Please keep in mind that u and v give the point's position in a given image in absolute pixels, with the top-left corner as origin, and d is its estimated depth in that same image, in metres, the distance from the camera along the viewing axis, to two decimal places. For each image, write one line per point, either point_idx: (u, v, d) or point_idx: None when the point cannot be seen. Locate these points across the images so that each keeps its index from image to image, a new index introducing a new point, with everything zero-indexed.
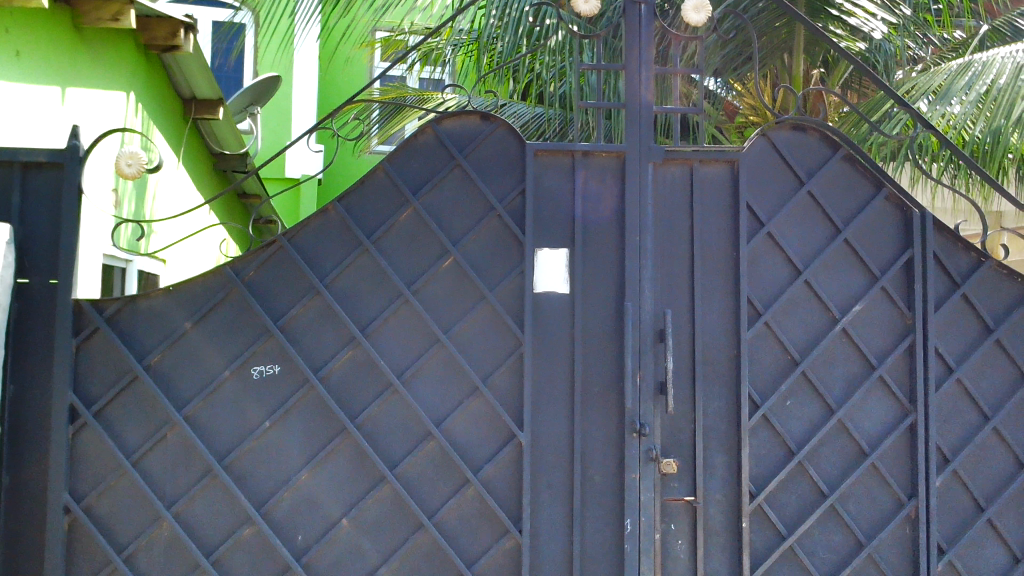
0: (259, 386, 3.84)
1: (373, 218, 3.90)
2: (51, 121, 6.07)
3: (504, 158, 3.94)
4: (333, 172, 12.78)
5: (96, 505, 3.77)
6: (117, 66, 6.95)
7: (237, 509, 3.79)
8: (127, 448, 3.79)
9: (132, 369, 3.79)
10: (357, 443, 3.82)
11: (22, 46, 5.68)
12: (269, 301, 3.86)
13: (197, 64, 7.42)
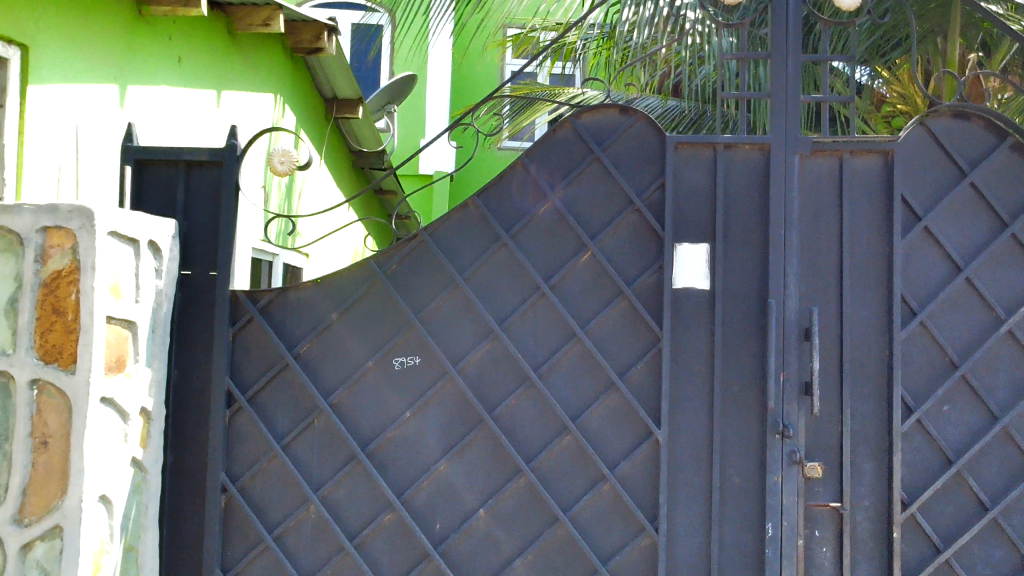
0: (400, 376, 3.94)
1: (511, 213, 3.94)
2: (207, 122, 6.50)
3: (644, 151, 3.89)
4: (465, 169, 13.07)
5: (250, 485, 3.98)
6: (267, 69, 7.33)
7: (379, 495, 3.92)
8: (278, 433, 3.97)
9: (283, 358, 3.97)
10: (493, 434, 3.86)
11: (183, 52, 6.12)
12: (411, 294, 3.95)
13: (338, 64, 7.73)
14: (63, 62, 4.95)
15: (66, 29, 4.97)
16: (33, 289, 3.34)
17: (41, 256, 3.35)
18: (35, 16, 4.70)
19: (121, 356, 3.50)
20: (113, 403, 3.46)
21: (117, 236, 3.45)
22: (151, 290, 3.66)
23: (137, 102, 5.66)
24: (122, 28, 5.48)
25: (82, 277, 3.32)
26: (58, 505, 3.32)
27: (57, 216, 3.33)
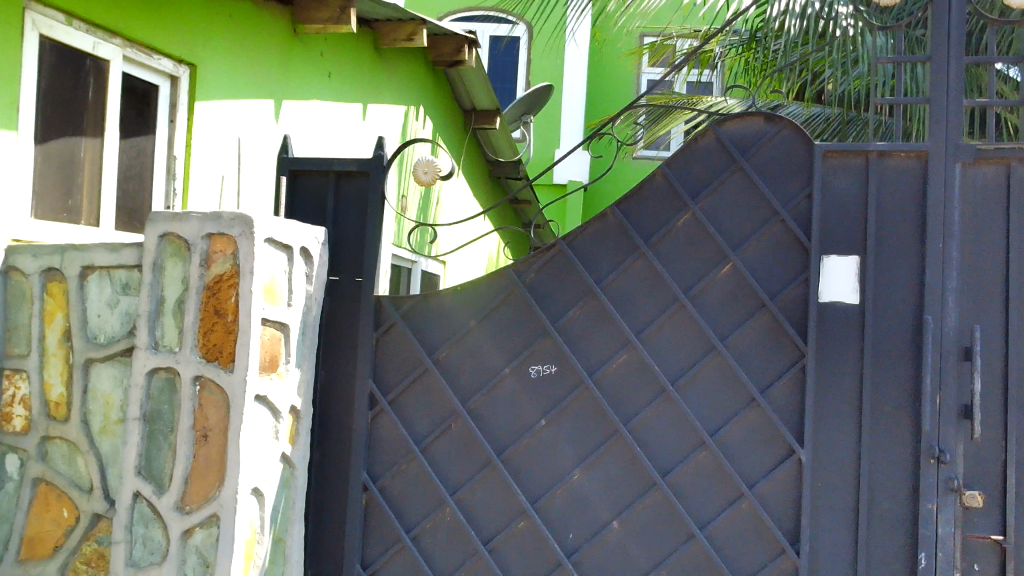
0: (537, 384, 3.97)
1: (650, 223, 3.90)
2: (353, 134, 6.78)
3: (790, 160, 3.77)
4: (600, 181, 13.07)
5: (389, 485, 4.10)
6: (411, 82, 7.57)
7: (514, 501, 3.95)
8: (417, 435, 4.07)
9: (423, 363, 4.07)
10: (628, 445, 3.83)
11: (333, 68, 6.42)
12: (548, 303, 3.98)
13: (478, 76, 7.90)
14: (226, 80, 5.29)
15: (229, 48, 5.31)
16: (198, 291, 3.57)
17: (205, 260, 3.58)
18: (200, 37, 5.06)
19: (275, 356, 3.70)
20: (266, 401, 3.65)
21: (273, 243, 3.64)
22: (302, 294, 3.85)
23: (291, 116, 5.98)
24: (278, 47, 5.79)
25: (241, 281, 3.52)
26: (215, 495, 3.53)
27: (220, 223, 3.55)
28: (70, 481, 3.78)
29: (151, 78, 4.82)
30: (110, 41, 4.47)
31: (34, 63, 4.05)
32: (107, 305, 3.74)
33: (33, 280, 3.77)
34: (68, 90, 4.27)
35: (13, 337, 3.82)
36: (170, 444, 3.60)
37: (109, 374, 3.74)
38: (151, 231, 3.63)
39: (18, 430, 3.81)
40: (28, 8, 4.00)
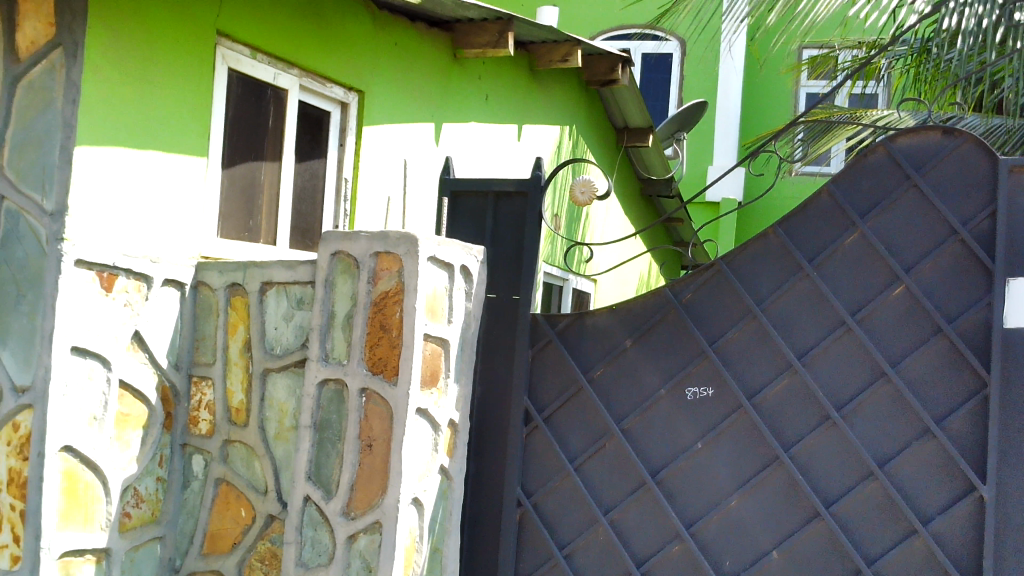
0: (693, 406, 3.90)
1: (814, 243, 3.77)
2: (509, 154, 6.93)
3: (971, 176, 3.55)
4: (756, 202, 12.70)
5: (543, 502, 4.13)
6: (566, 102, 7.64)
7: (668, 524, 3.89)
8: (571, 454, 4.09)
9: (578, 381, 4.09)
10: (789, 473, 3.71)
11: (491, 90, 6.59)
12: (706, 324, 3.91)
13: (631, 93, 7.88)
14: (391, 105, 5.55)
15: (394, 75, 5.57)
16: (365, 307, 3.75)
17: (372, 278, 3.75)
18: (369, 65, 5.35)
19: (435, 371, 3.82)
20: (426, 415, 3.78)
21: (435, 261, 3.77)
22: (462, 311, 3.96)
23: (451, 138, 6.20)
24: (439, 72, 6.01)
25: (405, 297, 3.66)
26: (378, 502, 3.67)
27: (387, 243, 3.72)
28: (248, 482, 4.04)
29: (324, 105, 5.13)
30: (289, 72, 4.80)
31: (223, 94, 4.42)
32: (283, 318, 3.99)
33: (219, 295, 4.10)
34: (252, 118, 4.61)
35: (201, 347, 4.15)
36: (338, 452, 3.78)
37: (285, 384, 3.98)
38: (324, 250, 3.85)
39: (203, 432, 4.12)
40: (219, 44, 4.38)
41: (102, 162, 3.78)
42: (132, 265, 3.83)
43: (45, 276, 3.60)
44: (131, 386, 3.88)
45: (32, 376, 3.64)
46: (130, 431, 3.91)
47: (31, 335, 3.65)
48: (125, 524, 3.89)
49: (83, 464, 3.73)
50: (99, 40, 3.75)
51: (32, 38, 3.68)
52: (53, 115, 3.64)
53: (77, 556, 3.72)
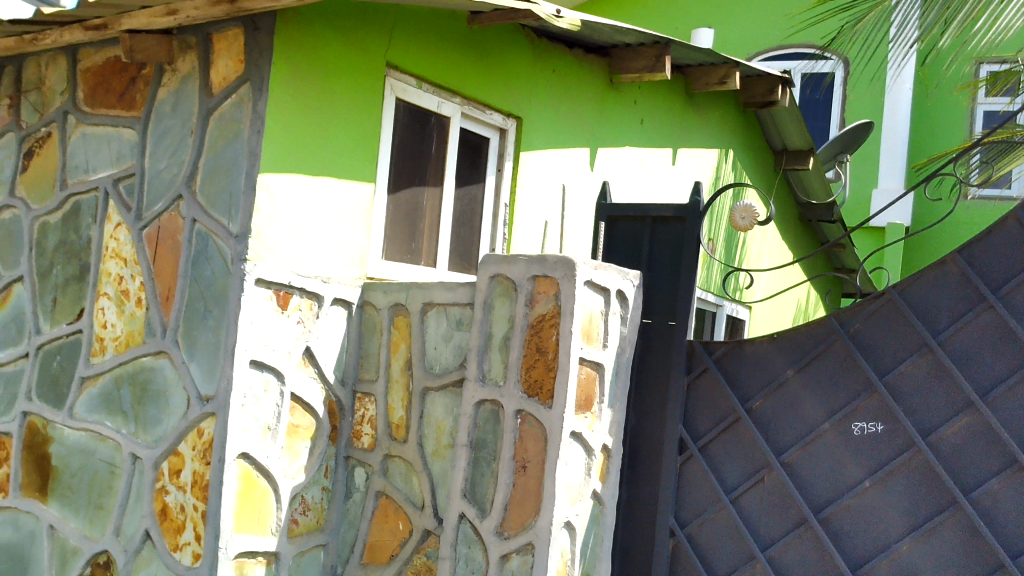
0: (861, 442, 3.73)
1: (999, 271, 3.55)
2: (665, 179, 6.85)
3: None
4: (930, 232, 11.86)
5: (697, 533, 4.04)
6: (723, 125, 7.49)
7: (832, 566, 3.71)
8: (728, 486, 3.98)
9: (735, 411, 3.99)
10: (969, 518, 3.47)
11: (646, 114, 6.56)
12: (876, 355, 3.74)
13: (791, 114, 7.64)
14: (548, 131, 5.63)
15: (551, 101, 5.65)
16: (522, 329, 3.80)
17: (530, 301, 3.81)
18: (527, 91, 5.45)
19: (589, 396, 3.83)
20: (580, 439, 3.78)
21: (592, 285, 3.79)
22: (617, 335, 3.95)
23: (606, 164, 6.21)
24: (595, 97, 6.05)
25: (561, 320, 3.70)
26: (531, 524, 3.70)
27: (545, 266, 3.76)
28: (406, 497, 4.17)
29: (484, 131, 5.26)
30: (452, 100, 4.95)
31: (390, 122, 4.61)
32: (443, 338, 4.11)
33: (383, 314, 4.29)
34: (417, 145, 4.80)
35: (366, 363, 4.34)
36: (492, 471, 3.84)
37: (443, 403, 4.10)
38: (483, 273, 3.94)
39: (366, 446, 4.29)
40: (389, 75, 4.58)
41: (282, 188, 4.06)
42: (305, 285, 4.10)
43: (229, 293, 3.94)
44: (301, 399, 4.12)
45: (215, 386, 3.94)
46: (300, 441, 4.14)
47: (215, 348, 3.97)
48: (293, 530, 4.11)
49: (258, 471, 3.98)
50: (283, 75, 4.05)
51: (224, 74, 4.15)
52: (239, 145, 4.03)
53: (250, 558, 3.97)
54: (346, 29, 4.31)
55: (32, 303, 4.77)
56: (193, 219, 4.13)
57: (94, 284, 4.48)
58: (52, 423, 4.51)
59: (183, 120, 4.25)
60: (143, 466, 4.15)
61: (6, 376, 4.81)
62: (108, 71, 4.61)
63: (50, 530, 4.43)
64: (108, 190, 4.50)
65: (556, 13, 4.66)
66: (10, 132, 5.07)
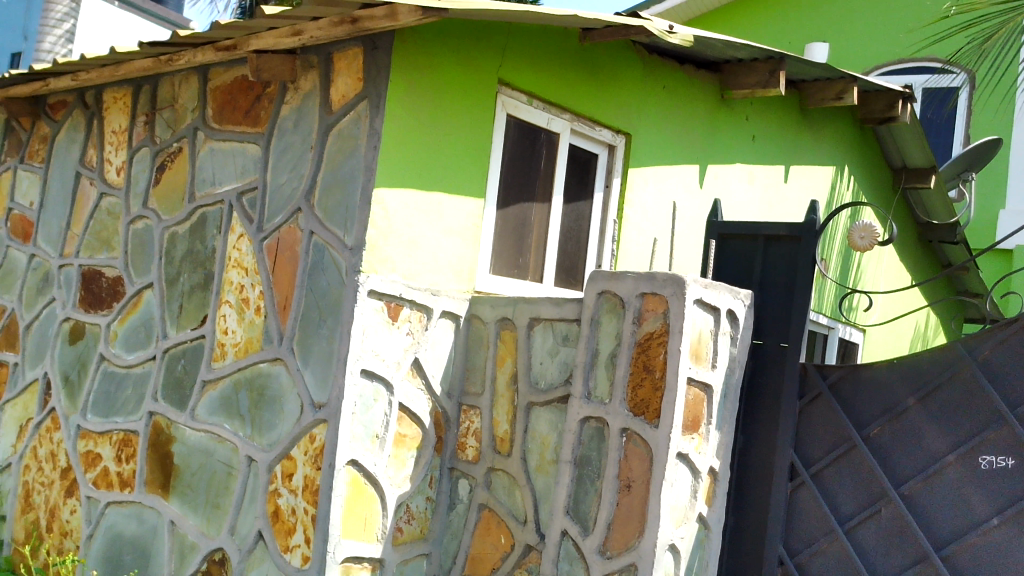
0: (987, 476, 3.62)
1: None
2: (777, 197, 6.67)
3: None
4: None
5: (808, 563, 3.96)
6: (840, 142, 7.26)
7: None
8: (841, 516, 3.91)
9: (851, 438, 3.90)
10: None
11: (758, 130, 6.42)
12: (1007, 386, 3.61)
13: (913, 130, 7.33)
14: (657, 147, 5.59)
15: (661, 117, 5.61)
16: (630, 347, 3.77)
17: (638, 318, 3.77)
18: (637, 108, 5.42)
19: (697, 416, 3.75)
20: (687, 460, 3.71)
21: (702, 303, 3.73)
22: (726, 356, 3.87)
23: (717, 181, 6.11)
24: (706, 113, 5.97)
25: (670, 339, 3.65)
26: (635, 545, 3.64)
27: (654, 283, 3.72)
28: (509, 511, 4.19)
29: (593, 147, 5.27)
30: (562, 116, 4.98)
31: (500, 138, 4.66)
32: (549, 353, 4.12)
33: (490, 327, 4.33)
34: (526, 161, 4.84)
35: (472, 376, 4.39)
36: (596, 489, 3.81)
37: (548, 418, 4.10)
38: (591, 289, 3.93)
39: (471, 458, 4.33)
40: (500, 92, 4.64)
41: (397, 202, 4.17)
42: (415, 297, 4.19)
43: (343, 304, 4.06)
44: (409, 410, 4.20)
45: (327, 394, 4.06)
46: (406, 451, 4.21)
47: (328, 357, 4.08)
48: (398, 537, 4.18)
49: (365, 478, 4.07)
50: (400, 92, 4.16)
51: (344, 92, 4.29)
52: (356, 160, 4.16)
53: (356, 563, 4.05)
54: (460, 46, 4.39)
55: (160, 308, 5.03)
56: (310, 232, 4.28)
57: (217, 292, 4.69)
58: (175, 423, 4.74)
59: (304, 136, 4.42)
60: (258, 469, 4.31)
61: (135, 377, 5.08)
62: (235, 89, 4.84)
63: (171, 526, 4.64)
64: (232, 203, 4.72)
65: (669, 29, 4.64)
66: (145, 147, 5.38)
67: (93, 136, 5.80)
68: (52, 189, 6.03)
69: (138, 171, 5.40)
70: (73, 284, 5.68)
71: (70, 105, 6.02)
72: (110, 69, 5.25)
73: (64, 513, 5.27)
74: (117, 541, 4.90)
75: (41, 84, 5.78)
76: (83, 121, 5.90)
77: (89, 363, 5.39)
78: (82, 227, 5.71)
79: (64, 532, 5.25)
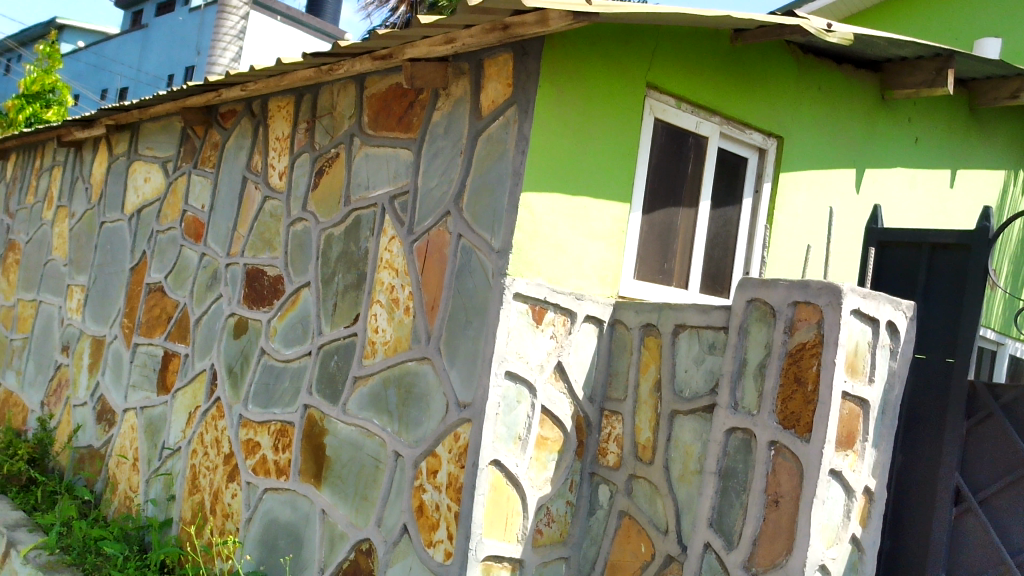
0: None
1: None
2: (943, 203, 6.26)
3: None
4: None
5: None
6: (1014, 144, 6.76)
7: None
8: (1013, 548, 3.67)
9: None
10: None
11: (921, 132, 6.07)
12: None
13: None
14: (811, 150, 5.37)
15: (816, 119, 5.40)
16: (780, 357, 3.64)
17: (790, 328, 3.63)
18: (790, 110, 5.24)
19: (852, 432, 3.58)
20: (841, 478, 3.54)
21: (860, 314, 3.55)
22: (885, 371, 3.68)
23: (876, 185, 5.81)
24: (864, 115, 5.70)
25: (824, 350, 3.49)
26: (782, 562, 3.51)
27: (808, 292, 3.57)
28: (650, 520, 4.12)
29: (743, 151, 5.13)
30: (711, 119, 4.88)
31: (647, 142, 4.62)
32: (694, 361, 4.04)
33: (634, 333, 4.31)
34: (673, 166, 4.77)
35: (615, 382, 4.38)
36: (742, 503, 3.69)
37: (692, 427, 4.02)
38: (740, 296, 3.83)
39: (612, 464, 4.32)
40: (648, 96, 4.59)
41: (544, 206, 4.20)
42: (559, 301, 4.22)
43: (489, 306, 4.13)
44: (551, 413, 4.23)
45: (472, 394, 4.14)
46: (547, 453, 4.25)
47: (474, 358, 4.16)
48: (538, 539, 4.21)
49: (507, 479, 4.12)
50: (549, 97, 4.18)
51: (494, 97, 4.36)
52: (505, 164, 4.21)
53: (497, 562, 4.10)
54: (610, 50, 4.38)
55: (316, 306, 5.28)
56: (459, 235, 4.38)
57: (370, 291, 4.88)
58: (328, 417, 4.96)
59: (454, 142, 4.53)
60: (405, 464, 4.45)
61: (292, 370, 5.36)
62: (390, 96, 5.02)
63: (322, 515, 4.86)
64: (385, 206, 4.89)
65: (827, 27, 4.44)
66: (306, 153, 5.67)
67: (259, 142, 6.17)
68: (221, 192, 6.46)
69: (298, 175, 5.69)
70: (238, 282, 6.05)
71: (238, 113, 6.42)
72: (275, 79, 5.56)
73: (226, 496, 5.62)
74: (273, 526, 5.17)
75: (214, 94, 6.20)
76: (250, 128, 6.28)
77: (251, 356, 5.72)
78: (248, 228, 6.08)
79: (226, 513, 5.59)
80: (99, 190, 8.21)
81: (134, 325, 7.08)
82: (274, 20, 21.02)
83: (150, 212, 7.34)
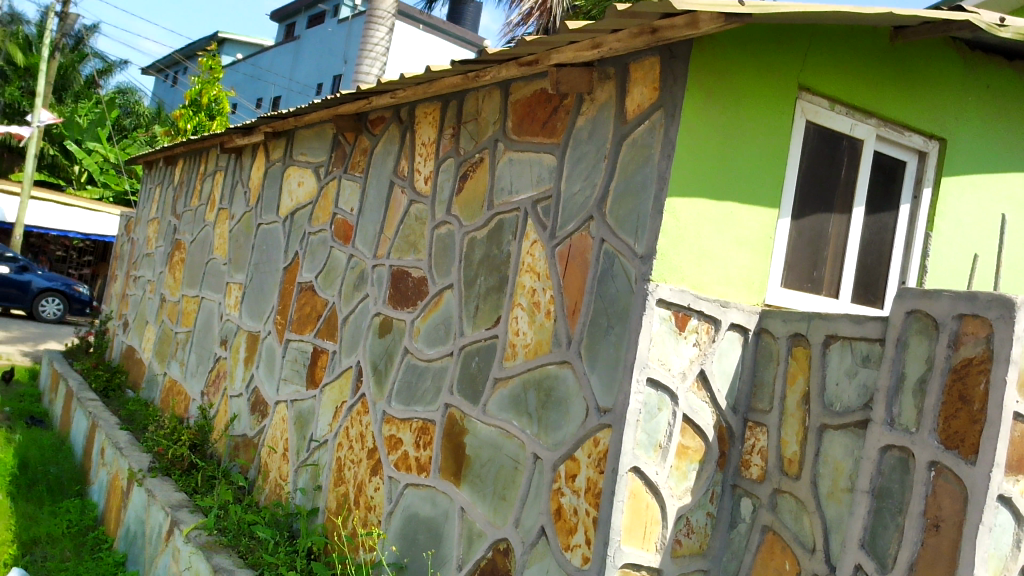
0: None
1: None
2: None
3: None
4: None
5: None
6: None
7: None
8: None
9: None
10: None
11: None
12: None
13: None
14: (976, 153, 5.06)
15: (982, 121, 5.07)
16: (943, 372, 3.43)
17: (954, 342, 3.42)
18: (954, 110, 4.94)
19: None
20: (1010, 504, 3.32)
21: None
22: None
23: None
24: None
25: (994, 367, 3.26)
26: None
27: (975, 305, 3.35)
28: (795, 537, 3.97)
29: (901, 155, 4.87)
30: (867, 122, 4.66)
31: (798, 146, 4.46)
32: (847, 374, 3.87)
33: (782, 343, 4.18)
34: (826, 170, 4.58)
35: (760, 393, 4.26)
36: (898, 525, 3.51)
37: (843, 443, 3.84)
38: (899, 307, 3.65)
39: (755, 477, 4.20)
40: (800, 98, 4.44)
41: (690, 211, 4.12)
42: (704, 308, 4.14)
43: (631, 311, 4.10)
44: (692, 422, 4.16)
45: (613, 400, 4.11)
46: (688, 463, 4.18)
47: (615, 363, 4.14)
48: (677, 550, 4.15)
49: (646, 487, 4.06)
50: (698, 100, 4.08)
51: (639, 101, 4.32)
52: (649, 169, 4.16)
53: (635, 569, 4.04)
54: (761, 52, 4.25)
55: (459, 308, 5.40)
56: (602, 239, 4.37)
57: (512, 294, 4.94)
58: (468, 416, 5.06)
59: (599, 146, 4.52)
60: (544, 466, 4.48)
61: (434, 369, 5.50)
62: (535, 102, 5.07)
63: (461, 512, 4.97)
64: (528, 210, 4.95)
65: (1000, 21, 4.17)
66: (450, 158, 5.80)
67: (406, 147, 6.37)
68: (370, 196, 6.71)
69: (443, 180, 5.84)
70: (384, 283, 6.27)
71: (386, 120, 6.65)
72: (423, 86, 5.73)
73: (369, 489, 5.82)
74: (413, 521, 5.32)
75: (365, 102, 6.44)
76: (398, 134, 6.49)
77: (395, 354, 5.91)
78: (394, 230, 6.29)
79: (368, 506, 5.80)
80: (257, 193, 8.70)
81: (287, 322, 7.46)
82: (416, 29, 21.72)
83: (303, 214, 7.72)
